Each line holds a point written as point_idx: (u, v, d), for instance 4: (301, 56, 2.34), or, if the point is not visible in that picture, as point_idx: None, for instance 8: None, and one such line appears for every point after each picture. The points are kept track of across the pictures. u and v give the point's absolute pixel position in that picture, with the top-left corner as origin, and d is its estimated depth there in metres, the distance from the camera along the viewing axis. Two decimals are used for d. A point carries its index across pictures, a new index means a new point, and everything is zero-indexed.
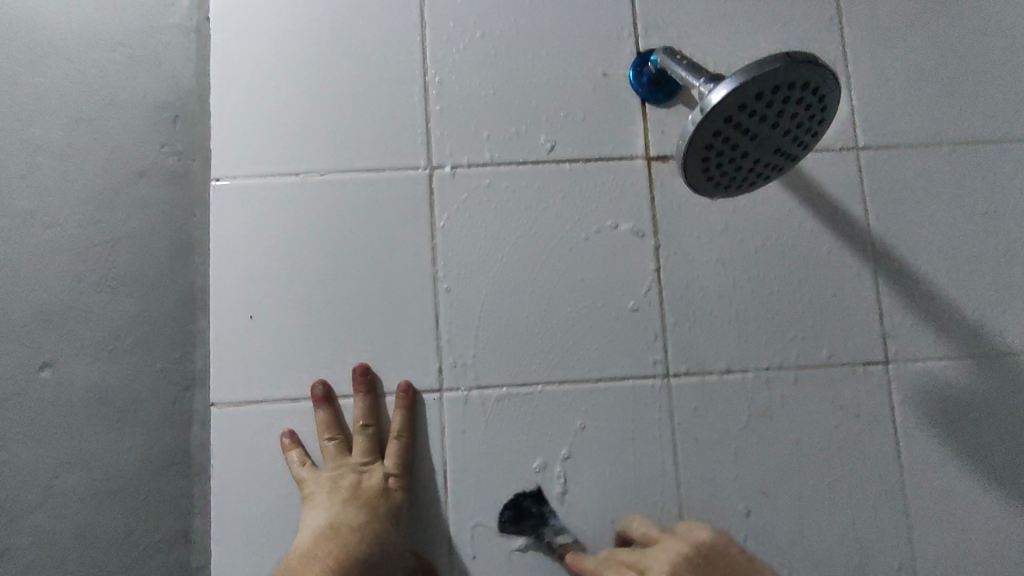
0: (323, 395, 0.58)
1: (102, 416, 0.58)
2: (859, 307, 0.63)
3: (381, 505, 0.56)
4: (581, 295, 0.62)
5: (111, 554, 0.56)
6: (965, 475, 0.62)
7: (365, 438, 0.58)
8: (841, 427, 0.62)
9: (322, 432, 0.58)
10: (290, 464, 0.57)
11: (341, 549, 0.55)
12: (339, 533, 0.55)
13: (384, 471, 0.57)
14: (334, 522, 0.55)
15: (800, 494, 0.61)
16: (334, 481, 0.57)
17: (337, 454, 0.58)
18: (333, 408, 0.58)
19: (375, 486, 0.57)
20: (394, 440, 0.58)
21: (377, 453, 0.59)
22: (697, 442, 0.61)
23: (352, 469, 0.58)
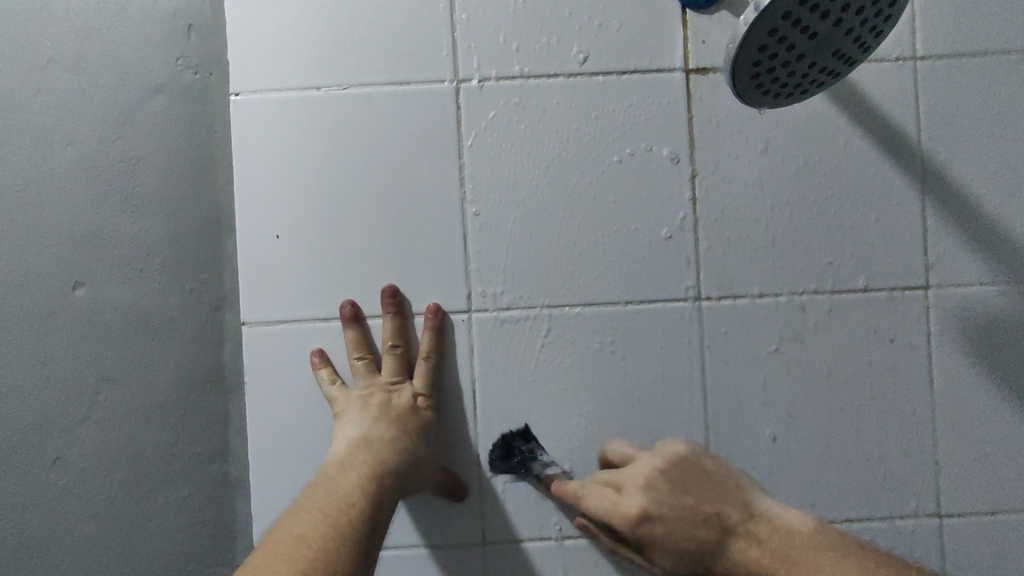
0: (351, 315, 0.58)
1: (137, 334, 0.60)
2: (913, 237, 0.58)
3: (411, 422, 0.56)
4: (612, 219, 0.59)
5: (154, 462, 0.59)
6: (1008, 415, 0.59)
7: (393, 358, 0.58)
8: (880, 362, 0.59)
9: (351, 351, 0.58)
10: (321, 381, 0.58)
11: (375, 459, 0.54)
12: (372, 446, 0.55)
13: (413, 390, 0.58)
14: (367, 434, 0.55)
15: (830, 429, 0.59)
16: (364, 398, 0.57)
17: (366, 373, 0.58)
18: (362, 327, 0.58)
19: (405, 404, 0.57)
20: (422, 359, 0.58)
21: (405, 373, 0.59)
22: (726, 373, 0.59)
23: (381, 388, 0.58)
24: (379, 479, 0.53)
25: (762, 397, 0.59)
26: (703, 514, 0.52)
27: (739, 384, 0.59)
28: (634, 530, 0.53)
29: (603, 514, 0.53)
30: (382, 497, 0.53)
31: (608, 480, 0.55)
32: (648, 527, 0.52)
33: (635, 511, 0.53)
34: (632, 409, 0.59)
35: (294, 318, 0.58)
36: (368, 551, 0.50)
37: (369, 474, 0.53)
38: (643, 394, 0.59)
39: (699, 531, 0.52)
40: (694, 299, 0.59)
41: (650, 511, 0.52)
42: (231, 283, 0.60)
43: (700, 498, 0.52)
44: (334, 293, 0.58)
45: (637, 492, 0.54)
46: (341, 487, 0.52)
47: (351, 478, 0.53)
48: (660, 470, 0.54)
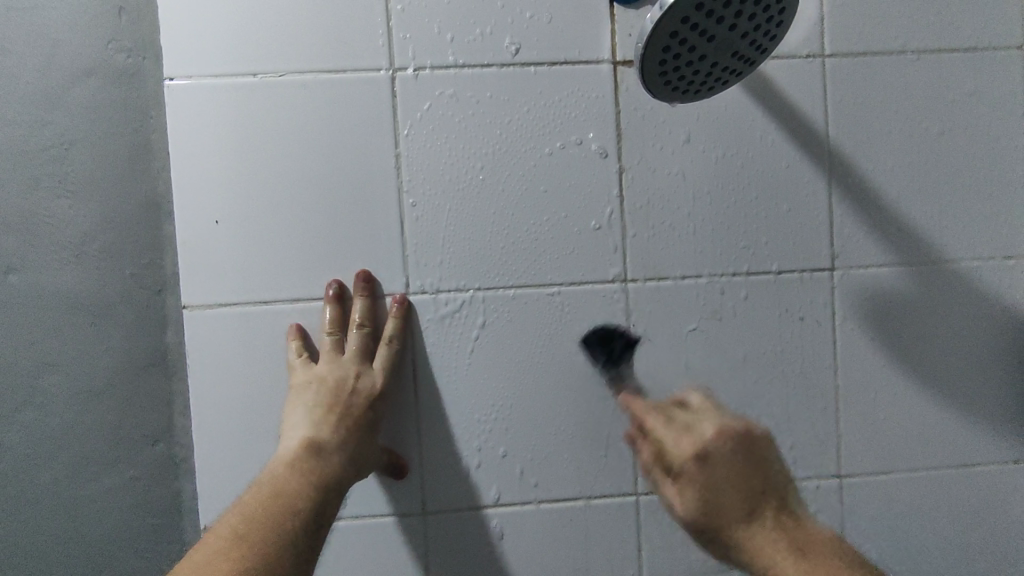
0: (336, 294, 0.60)
1: (76, 319, 0.60)
2: (820, 221, 0.63)
3: (363, 417, 0.59)
4: (545, 206, 0.62)
5: (98, 444, 0.60)
6: (901, 383, 0.65)
7: (360, 347, 0.60)
8: (790, 338, 0.64)
9: (326, 328, 0.60)
10: (290, 350, 0.60)
11: (322, 459, 0.56)
12: (319, 449, 0.57)
13: (370, 380, 0.60)
14: (315, 436, 0.57)
15: (744, 399, 0.64)
16: (324, 378, 0.59)
17: (333, 351, 0.60)
18: (341, 307, 0.61)
19: (361, 396, 0.59)
20: (385, 349, 0.60)
21: (367, 360, 0.61)
22: (651, 350, 0.63)
23: (342, 370, 0.60)
24: (322, 481, 0.55)
25: (683, 371, 0.63)
26: (754, 503, 0.53)
27: (663, 359, 0.63)
28: (694, 470, 0.55)
29: (673, 444, 0.57)
30: (325, 498, 0.55)
31: (674, 419, 0.60)
32: (699, 470, 0.55)
33: (699, 448, 0.56)
34: (564, 384, 0.62)
35: (235, 302, 0.60)
36: (306, 553, 0.52)
37: (313, 477, 0.55)
38: (575, 370, 0.62)
39: (754, 480, 0.54)
40: (622, 280, 0.62)
41: (710, 451, 0.56)
42: (171, 267, 0.61)
43: (756, 472, 0.55)
44: (275, 277, 0.60)
45: (681, 438, 0.58)
46: (284, 487, 0.54)
47: (296, 480, 0.54)
48: (728, 433, 0.57)
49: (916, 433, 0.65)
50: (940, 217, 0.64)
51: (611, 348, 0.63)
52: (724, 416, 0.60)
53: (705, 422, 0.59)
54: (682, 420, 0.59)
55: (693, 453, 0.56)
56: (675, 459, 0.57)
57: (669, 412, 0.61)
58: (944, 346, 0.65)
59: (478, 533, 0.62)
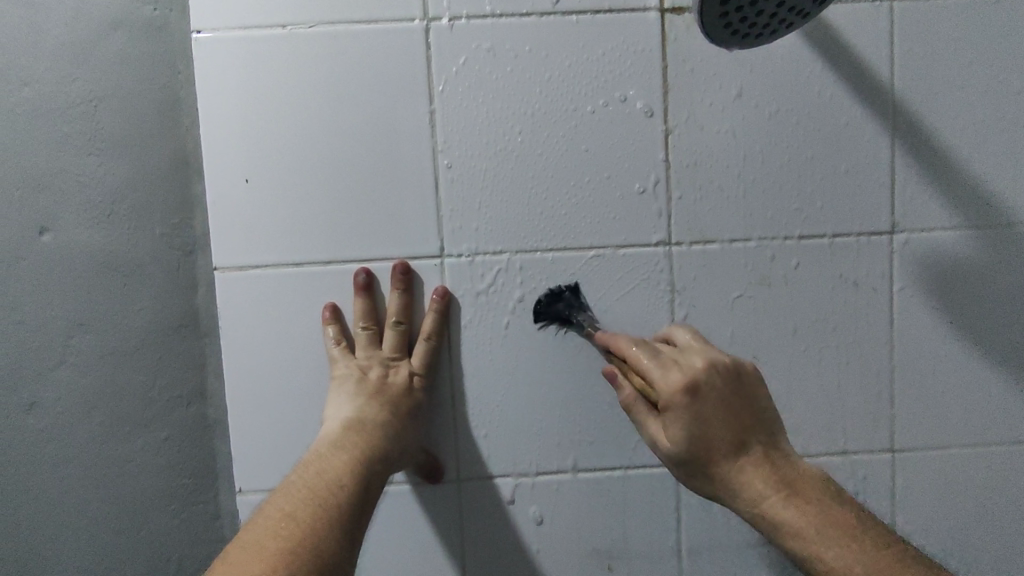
0: (364, 284, 0.58)
1: (108, 280, 0.59)
2: (880, 181, 0.59)
3: (404, 402, 0.58)
4: (585, 165, 0.59)
5: (133, 406, 0.60)
6: (961, 354, 0.61)
7: (397, 333, 0.59)
8: (843, 306, 0.60)
9: (358, 319, 0.59)
10: (326, 339, 0.59)
11: (366, 440, 0.55)
12: (363, 427, 0.56)
13: (410, 369, 0.59)
14: (359, 415, 0.56)
15: (792, 369, 0.61)
16: (363, 371, 0.58)
17: (368, 343, 0.59)
18: (371, 297, 0.59)
19: (401, 383, 0.58)
20: (425, 340, 0.59)
21: (404, 350, 0.59)
22: (694, 316, 0.60)
23: (379, 362, 0.59)
24: (367, 460, 0.54)
25: (729, 339, 0.60)
26: (743, 435, 0.49)
27: (708, 326, 0.60)
28: (682, 404, 0.49)
29: (655, 375, 0.50)
30: (369, 478, 0.54)
31: (660, 353, 0.52)
32: (688, 404, 0.49)
33: (688, 378, 0.49)
34: (603, 351, 0.60)
35: (266, 263, 0.58)
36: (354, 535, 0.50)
37: (358, 456, 0.54)
38: (614, 337, 0.60)
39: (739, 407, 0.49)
40: (665, 243, 0.59)
41: (699, 381, 0.49)
42: (202, 227, 0.60)
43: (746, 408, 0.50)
44: (306, 238, 0.58)
45: (667, 370, 0.50)
46: (330, 465, 0.53)
47: (342, 458, 0.53)
48: (717, 364, 0.50)
49: (975, 406, 0.61)
50: (1012, 176, 0.59)
51: (653, 315, 0.60)
52: (711, 346, 0.53)
53: (693, 351, 0.52)
54: (660, 350, 0.53)
55: (681, 386, 0.49)
56: (661, 396, 0.50)
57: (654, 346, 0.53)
58: (1010, 315, 0.60)
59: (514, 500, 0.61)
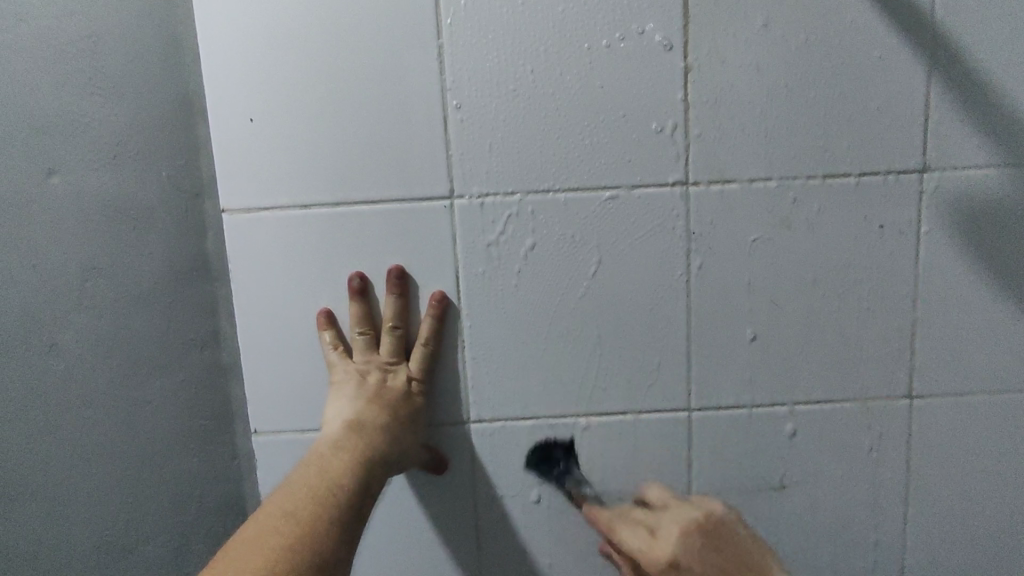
0: (359, 288, 0.58)
1: (119, 224, 0.59)
2: (912, 117, 0.56)
3: (402, 407, 0.57)
4: (600, 101, 0.56)
5: (150, 349, 0.61)
6: (989, 299, 0.59)
7: (394, 338, 0.59)
8: (867, 249, 0.58)
9: (354, 325, 0.59)
10: (324, 344, 0.59)
11: (365, 443, 0.55)
12: (364, 430, 0.55)
13: (408, 373, 0.58)
14: (359, 417, 0.56)
15: (810, 315, 0.59)
16: (361, 375, 0.57)
17: (366, 348, 0.59)
18: (366, 302, 0.59)
19: (399, 388, 0.58)
20: (422, 344, 0.58)
21: (402, 355, 0.59)
22: (711, 260, 0.58)
23: (378, 366, 0.58)
24: (367, 464, 0.54)
25: (746, 284, 0.59)
26: None
27: (724, 271, 0.59)
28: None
29: (641, 552, 0.57)
30: (370, 481, 0.54)
31: (637, 520, 0.59)
32: None
33: (667, 557, 0.56)
34: (617, 296, 0.59)
35: (274, 206, 0.57)
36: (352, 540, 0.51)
37: (359, 460, 0.54)
38: (629, 281, 0.59)
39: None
40: (682, 184, 0.57)
41: (679, 558, 0.56)
42: (208, 169, 0.59)
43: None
44: (313, 179, 0.57)
45: (647, 536, 0.58)
46: (331, 468, 0.53)
47: (342, 462, 0.53)
48: (693, 529, 0.57)
49: (1000, 353, 0.60)
50: None
51: (668, 258, 0.58)
52: (685, 505, 0.59)
53: (664, 520, 0.58)
54: (653, 514, 0.59)
55: (662, 563, 0.56)
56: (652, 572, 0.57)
57: (630, 514, 0.60)
58: None
59: (524, 443, 0.61)
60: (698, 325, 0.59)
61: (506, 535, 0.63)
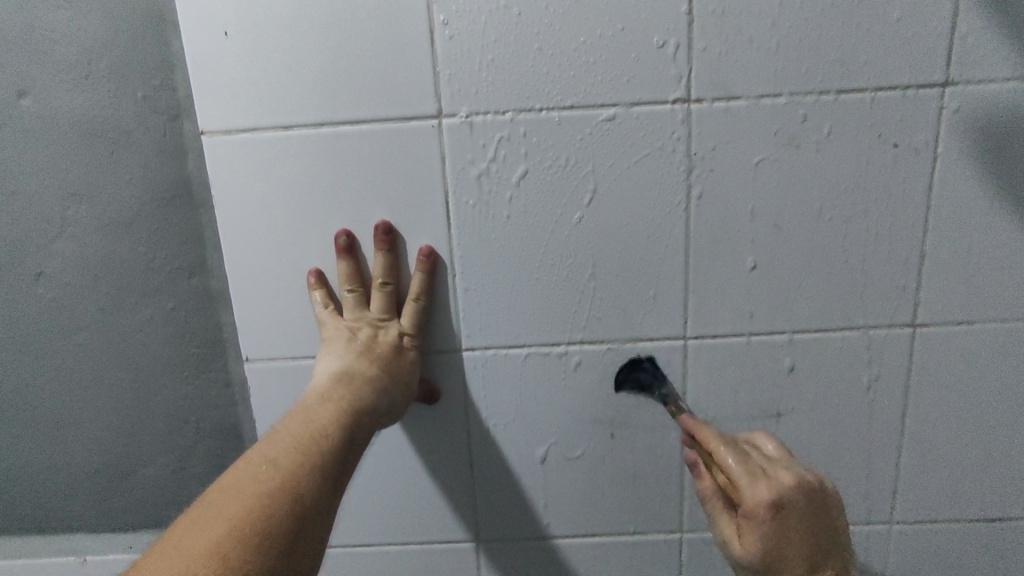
0: (346, 246, 0.57)
1: (97, 148, 0.57)
2: (937, 24, 0.52)
3: (394, 360, 0.56)
4: (598, 10, 0.52)
5: (137, 278, 0.60)
6: (1004, 224, 0.56)
7: (384, 295, 0.57)
8: (878, 171, 0.55)
9: (343, 282, 0.57)
10: (314, 304, 0.58)
11: (355, 393, 0.53)
12: (353, 382, 0.54)
13: (400, 329, 0.57)
14: (349, 369, 0.54)
15: (814, 242, 0.57)
16: (352, 330, 0.56)
17: (356, 305, 0.57)
18: (355, 260, 0.57)
19: (390, 342, 0.56)
20: (413, 300, 0.57)
21: (393, 311, 0.58)
22: (712, 184, 0.56)
23: (368, 322, 0.57)
24: (356, 417, 0.52)
25: (748, 209, 0.56)
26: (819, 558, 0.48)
27: (726, 195, 0.56)
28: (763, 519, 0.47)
29: (742, 484, 0.49)
30: (358, 435, 0.52)
31: (749, 456, 0.51)
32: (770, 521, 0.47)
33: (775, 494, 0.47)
34: (613, 221, 0.57)
35: (255, 126, 0.55)
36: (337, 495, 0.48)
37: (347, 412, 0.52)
38: (626, 206, 0.56)
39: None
40: (684, 101, 0.54)
41: (785, 501, 0.47)
42: (184, 89, 0.56)
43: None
44: (294, 98, 0.54)
45: (757, 485, 0.48)
46: (319, 418, 0.51)
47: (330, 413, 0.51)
48: (807, 488, 0.49)
49: (1010, 280, 0.57)
50: None
51: (668, 182, 0.56)
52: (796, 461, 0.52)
53: (784, 468, 0.50)
54: (757, 458, 0.51)
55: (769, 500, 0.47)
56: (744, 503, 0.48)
57: (738, 444, 0.53)
58: None
59: (518, 371, 0.61)
60: (697, 252, 0.57)
61: (500, 461, 0.64)
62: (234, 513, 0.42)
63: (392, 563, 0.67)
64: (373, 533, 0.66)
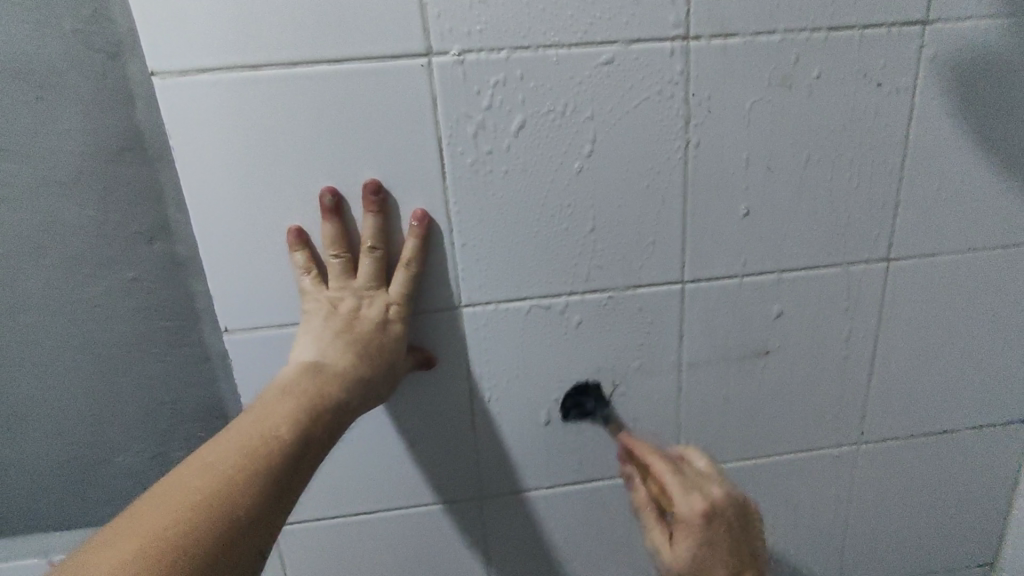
0: (332, 206, 0.52)
1: (20, 90, 0.48)
2: None
3: (376, 337, 0.53)
4: None
5: (85, 243, 0.53)
6: (964, 160, 0.60)
7: (373, 261, 0.53)
8: (862, 110, 0.56)
9: (327, 246, 0.53)
10: (295, 268, 0.53)
11: (327, 382, 0.50)
12: (326, 370, 0.50)
13: (386, 301, 0.54)
14: (321, 357, 0.51)
15: (801, 182, 0.58)
16: (332, 305, 0.53)
17: (342, 273, 0.54)
18: (342, 221, 0.53)
19: (375, 317, 0.53)
20: (404, 267, 0.54)
21: (381, 279, 0.54)
22: (707, 125, 0.55)
23: (353, 293, 0.53)
24: (326, 410, 0.49)
25: (741, 151, 0.56)
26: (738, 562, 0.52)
27: (721, 137, 0.56)
28: (696, 528, 0.51)
29: (678, 498, 0.53)
30: (328, 428, 0.48)
31: (682, 471, 0.55)
32: (702, 530, 0.51)
33: (707, 507, 0.51)
34: (611, 168, 0.55)
35: (216, 66, 0.48)
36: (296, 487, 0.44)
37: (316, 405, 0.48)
38: (624, 150, 0.55)
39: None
40: (683, 38, 0.52)
41: (717, 514, 0.51)
42: (127, 22, 0.48)
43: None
44: (262, 33, 0.48)
45: (691, 495, 0.52)
46: (288, 404, 0.47)
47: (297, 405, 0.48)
48: (732, 502, 0.53)
49: (968, 213, 0.62)
50: None
51: (666, 124, 0.54)
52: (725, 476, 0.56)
53: (716, 482, 0.54)
54: (697, 473, 0.56)
55: (700, 513, 0.51)
56: (676, 513, 0.52)
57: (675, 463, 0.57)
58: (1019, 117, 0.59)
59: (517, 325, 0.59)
60: (692, 196, 0.57)
61: (499, 418, 0.63)
62: (195, 480, 0.39)
63: (394, 526, 0.66)
64: (371, 497, 0.65)
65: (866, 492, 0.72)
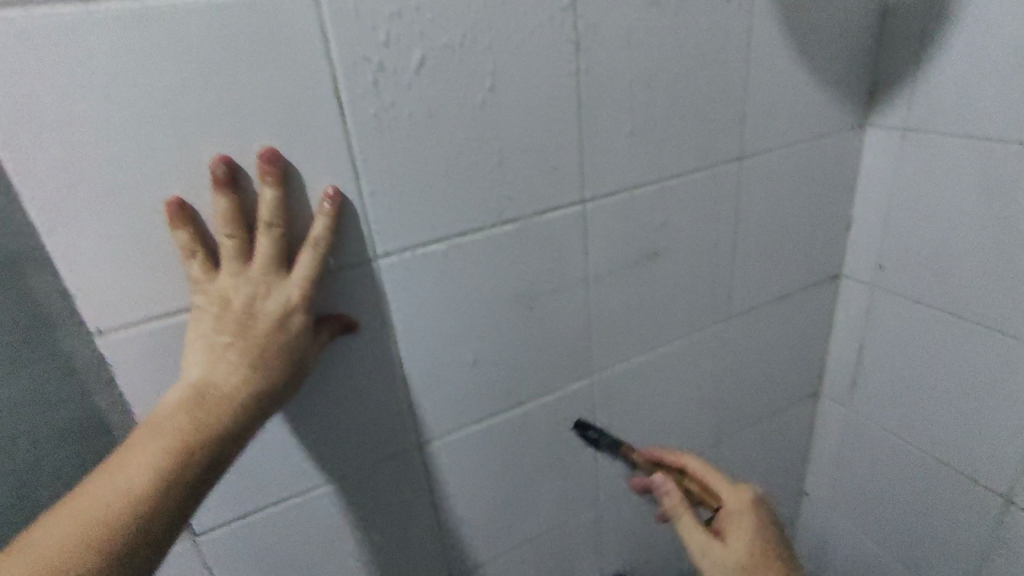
0: (225, 178, 0.51)
1: None
2: None
3: (268, 340, 0.53)
4: None
5: None
6: (770, 62, 0.76)
7: (270, 240, 0.53)
8: (700, 28, 0.67)
9: (220, 225, 0.52)
10: (181, 245, 0.52)
11: (207, 405, 0.51)
12: (213, 394, 0.51)
13: (281, 300, 0.53)
14: (207, 378, 0.51)
15: (663, 95, 0.68)
16: (222, 299, 0.52)
17: (235, 256, 0.52)
18: (235, 196, 0.52)
19: (270, 314, 0.53)
20: (312, 246, 0.54)
21: (279, 262, 0.54)
22: (586, 48, 0.62)
23: (247, 287, 0.52)
24: (203, 438, 0.50)
25: (614, 70, 0.64)
26: None
27: (598, 59, 0.63)
28: None
29: None
30: (218, 448, 0.50)
31: None
32: None
33: None
34: (508, 96, 0.60)
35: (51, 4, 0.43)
36: (175, 511, 0.47)
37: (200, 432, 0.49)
38: (517, 77, 0.59)
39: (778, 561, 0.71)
40: None
41: None
42: None
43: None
44: None
45: None
46: (169, 433, 0.48)
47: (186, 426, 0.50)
48: None
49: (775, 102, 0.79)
50: None
51: (551, 49, 0.60)
52: None
53: None
54: None
55: None
56: None
57: None
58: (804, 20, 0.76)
59: (441, 266, 0.63)
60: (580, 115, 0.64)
61: (421, 355, 0.66)
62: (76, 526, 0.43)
63: (342, 490, 0.68)
64: (304, 468, 0.65)
65: (730, 361, 0.89)
